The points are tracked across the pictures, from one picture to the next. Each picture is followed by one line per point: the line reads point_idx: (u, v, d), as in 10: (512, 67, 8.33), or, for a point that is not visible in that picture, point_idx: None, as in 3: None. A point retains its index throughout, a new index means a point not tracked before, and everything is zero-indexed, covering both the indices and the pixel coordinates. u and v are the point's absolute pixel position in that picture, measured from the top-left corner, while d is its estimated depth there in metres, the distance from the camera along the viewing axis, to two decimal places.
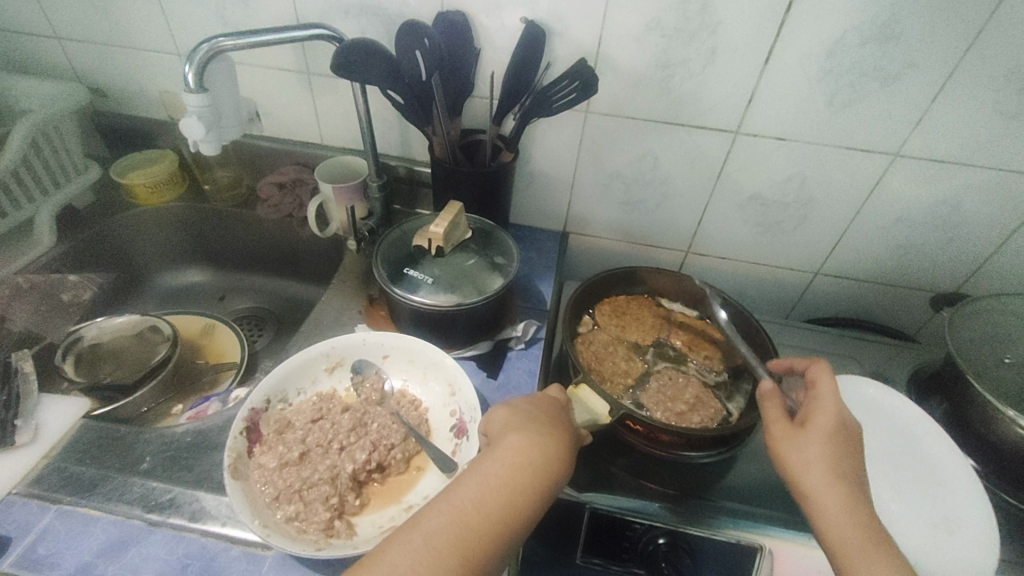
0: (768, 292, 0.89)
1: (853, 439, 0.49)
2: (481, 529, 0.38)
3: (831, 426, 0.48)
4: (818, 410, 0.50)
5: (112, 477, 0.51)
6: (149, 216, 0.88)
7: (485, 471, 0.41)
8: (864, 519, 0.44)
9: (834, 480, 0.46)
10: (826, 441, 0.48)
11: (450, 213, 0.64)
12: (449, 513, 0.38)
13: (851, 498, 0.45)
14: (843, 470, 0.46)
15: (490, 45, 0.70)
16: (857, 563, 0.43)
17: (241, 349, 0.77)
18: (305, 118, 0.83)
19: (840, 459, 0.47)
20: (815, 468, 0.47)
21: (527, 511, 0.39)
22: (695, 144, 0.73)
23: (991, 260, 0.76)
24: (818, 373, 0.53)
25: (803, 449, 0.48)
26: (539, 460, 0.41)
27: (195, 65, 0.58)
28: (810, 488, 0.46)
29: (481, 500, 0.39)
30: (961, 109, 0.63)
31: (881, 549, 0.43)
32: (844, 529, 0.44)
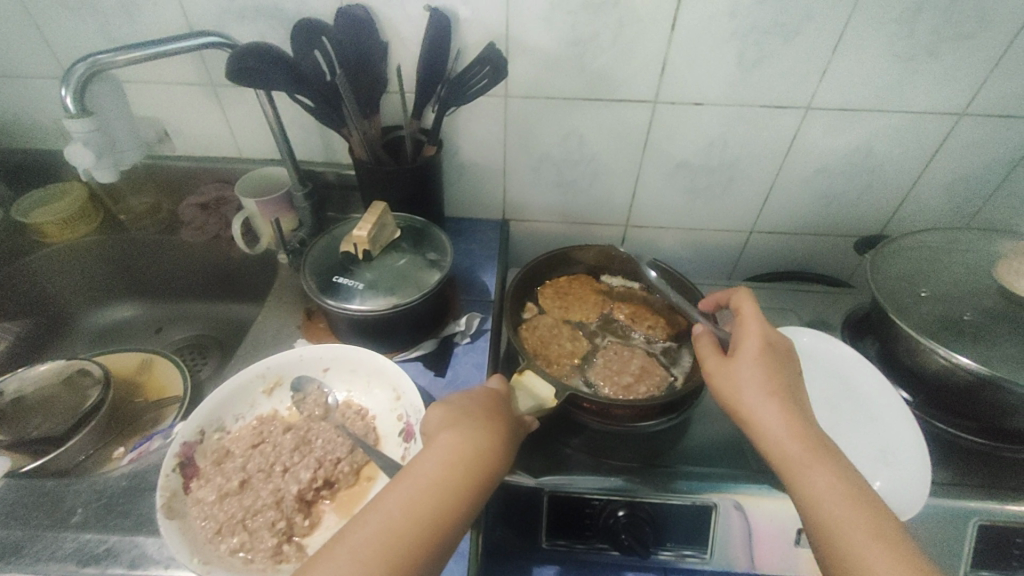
0: (710, 256, 0.91)
1: (781, 356, 0.50)
2: (412, 535, 0.38)
3: (757, 346, 0.50)
4: (745, 334, 0.51)
5: (40, 536, 0.48)
6: (63, 253, 0.82)
7: (414, 474, 0.41)
8: (802, 431, 0.46)
9: (769, 398, 0.47)
10: (755, 361, 0.49)
11: (374, 215, 0.63)
12: (378, 522, 0.37)
13: (787, 413, 0.46)
14: (776, 387, 0.48)
15: (397, 37, 0.68)
16: (803, 474, 0.44)
17: (182, 382, 0.73)
18: (218, 132, 0.79)
19: (771, 378, 0.48)
20: (749, 391, 0.48)
21: (460, 507, 0.40)
22: (617, 117, 0.73)
23: (907, 199, 0.79)
24: (741, 298, 0.54)
25: (736, 375, 0.49)
26: (470, 453, 0.42)
27: (71, 87, 0.55)
28: (749, 411, 0.47)
29: (408, 503, 0.39)
30: (861, 58, 0.65)
31: (822, 457, 0.44)
32: (786, 443, 0.45)
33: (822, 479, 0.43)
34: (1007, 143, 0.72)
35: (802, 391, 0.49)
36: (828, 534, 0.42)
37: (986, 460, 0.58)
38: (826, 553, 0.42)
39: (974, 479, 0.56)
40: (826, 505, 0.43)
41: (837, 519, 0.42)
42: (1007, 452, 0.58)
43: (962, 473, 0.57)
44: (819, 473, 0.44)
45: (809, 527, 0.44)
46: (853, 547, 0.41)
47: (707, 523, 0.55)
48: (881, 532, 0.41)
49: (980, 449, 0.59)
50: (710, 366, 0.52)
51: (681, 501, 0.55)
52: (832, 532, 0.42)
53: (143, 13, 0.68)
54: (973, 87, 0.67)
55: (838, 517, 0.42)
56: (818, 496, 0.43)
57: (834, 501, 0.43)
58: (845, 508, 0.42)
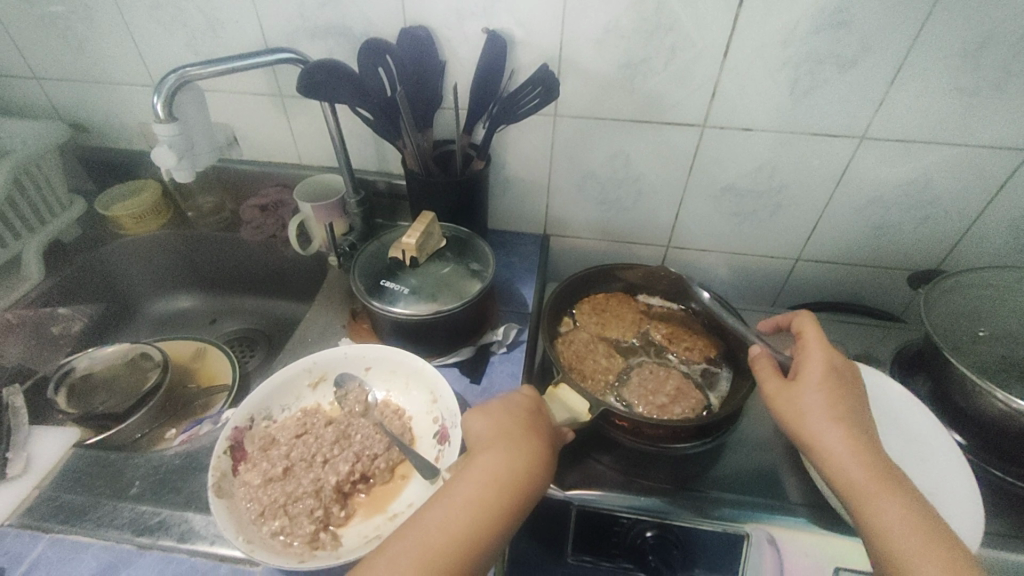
0: (752, 281, 0.89)
1: (846, 383, 0.50)
2: (448, 550, 0.39)
3: (822, 371, 0.50)
4: (809, 359, 0.51)
5: (102, 504, 0.52)
6: (136, 245, 0.89)
7: (455, 492, 0.43)
8: (869, 460, 0.45)
9: (834, 425, 0.47)
10: (820, 387, 0.49)
11: (422, 223, 0.65)
12: (417, 535, 0.40)
13: (853, 440, 0.46)
14: (841, 413, 0.48)
15: (454, 57, 0.71)
16: (871, 502, 0.43)
17: (231, 371, 0.77)
18: (282, 140, 0.85)
19: (836, 405, 0.48)
20: (813, 416, 0.48)
21: (496, 526, 0.41)
22: (664, 139, 0.74)
23: (967, 234, 0.76)
24: (803, 323, 0.55)
25: (800, 400, 0.49)
26: (505, 473, 0.43)
27: (163, 95, 0.61)
28: (814, 436, 0.47)
29: (444, 519, 0.41)
30: (921, 89, 0.64)
31: (889, 487, 0.44)
32: (852, 471, 0.45)
33: (890, 510, 0.43)
34: None
35: (867, 420, 0.48)
36: (897, 565, 0.41)
37: None
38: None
39: None
40: (895, 535, 0.42)
41: (907, 550, 0.41)
42: None
43: (1020, 526, 0.53)
44: (888, 504, 0.43)
45: (877, 558, 0.43)
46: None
47: (737, 554, 0.54)
48: (954, 568, 0.40)
49: None
50: (772, 390, 0.51)
51: (713, 528, 0.54)
52: (901, 564, 0.41)
53: (226, 31, 0.74)
54: None
55: (908, 548, 0.41)
56: (887, 527, 0.42)
57: (904, 532, 0.42)
58: (916, 541, 0.41)
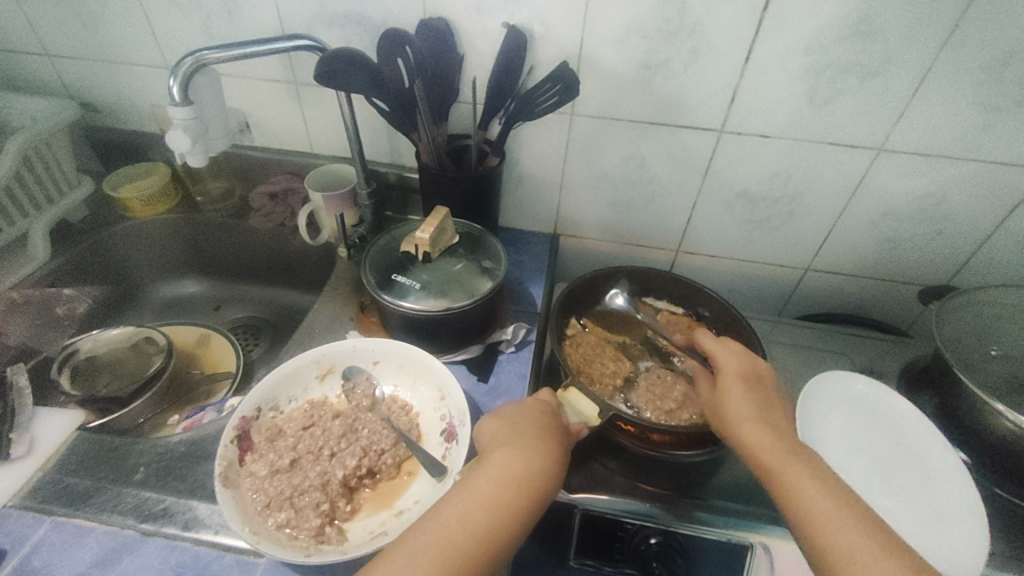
0: (760, 289, 0.89)
1: (757, 380, 0.55)
2: (463, 548, 0.39)
3: (734, 368, 0.56)
4: (723, 362, 0.57)
5: (106, 488, 0.52)
6: (143, 229, 0.88)
7: (472, 489, 0.42)
8: (779, 440, 0.49)
9: (746, 413, 0.51)
10: (737, 383, 0.54)
11: (436, 218, 0.65)
12: (434, 532, 0.40)
13: (764, 424, 0.50)
14: (755, 404, 0.52)
15: (473, 51, 0.71)
16: (781, 472, 0.46)
17: (235, 358, 0.77)
18: (294, 127, 0.84)
19: (748, 395, 0.53)
20: (732, 408, 0.52)
21: (512, 526, 0.41)
22: (681, 143, 0.73)
23: (979, 251, 0.76)
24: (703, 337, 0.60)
25: (721, 398, 0.54)
26: (523, 472, 0.43)
27: (179, 79, 0.60)
28: (734, 426, 0.51)
29: (462, 517, 0.40)
30: (943, 102, 0.63)
31: (795, 458, 0.47)
32: (762, 448, 0.48)
33: (799, 477, 0.45)
34: None
35: (778, 410, 0.53)
36: (812, 529, 0.43)
37: None
38: (812, 549, 0.43)
39: None
40: (807, 503, 0.44)
41: (817, 511, 0.43)
42: None
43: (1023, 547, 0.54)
44: (803, 476, 0.46)
45: (795, 526, 0.44)
46: (835, 537, 0.42)
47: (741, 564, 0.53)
48: (863, 524, 0.42)
49: None
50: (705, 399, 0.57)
51: (717, 537, 0.53)
52: (813, 525, 0.43)
53: (242, 14, 0.73)
54: None
55: (816, 509, 0.43)
56: (804, 496, 0.44)
57: (817, 495, 0.44)
58: (823, 501, 0.44)
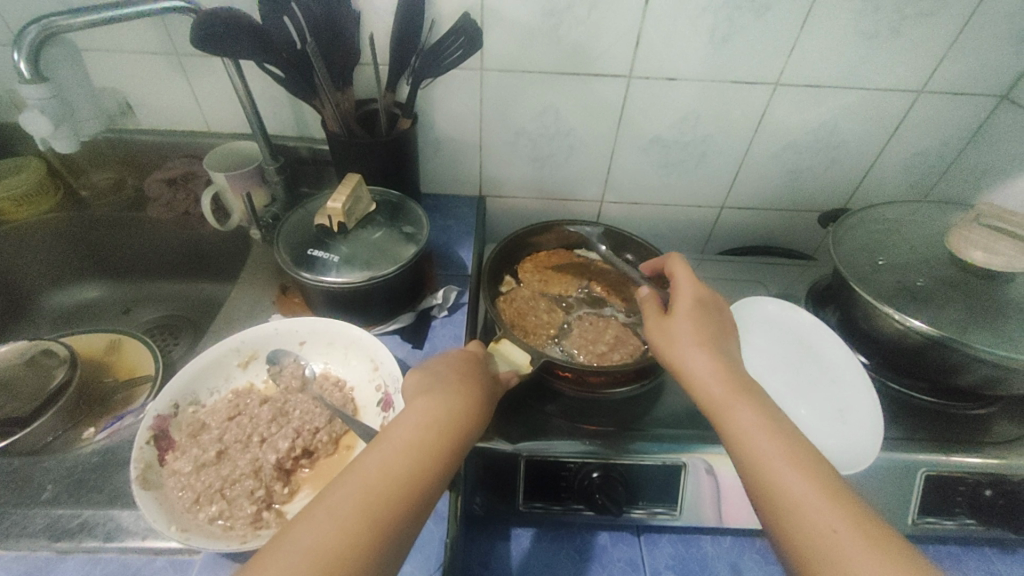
0: (682, 231, 0.93)
1: (711, 310, 0.54)
2: (389, 494, 0.39)
3: (689, 302, 0.54)
4: (679, 292, 0.55)
5: (10, 513, 0.48)
6: (21, 233, 0.78)
7: (394, 436, 0.42)
8: (725, 374, 0.48)
9: (697, 345, 0.50)
10: (689, 315, 0.53)
11: (348, 186, 0.62)
12: (357, 483, 0.39)
13: (713, 357, 0.49)
14: (705, 336, 0.51)
15: (368, 5, 0.67)
16: (725, 411, 0.46)
17: (154, 361, 0.71)
18: (183, 104, 0.77)
19: (700, 327, 0.52)
20: (680, 341, 0.51)
21: (436, 465, 0.41)
22: (593, 91, 0.73)
23: (868, 175, 0.82)
24: (673, 264, 0.59)
25: (672, 328, 0.53)
26: (443, 414, 0.44)
27: (24, 50, 0.53)
28: (680, 358, 0.50)
29: (386, 464, 0.40)
30: (826, 35, 0.67)
31: (744, 396, 0.46)
32: (710, 382, 0.48)
33: (744, 416, 0.45)
34: (961, 119, 0.75)
35: (730, 341, 0.52)
36: (755, 467, 0.43)
37: (933, 417, 0.61)
38: (753, 487, 0.43)
39: (927, 433, 0.59)
40: (749, 440, 0.44)
41: (762, 450, 0.43)
42: (957, 410, 0.62)
43: (914, 430, 0.60)
44: (747, 413, 0.45)
45: (739, 462, 0.44)
46: (776, 476, 0.41)
47: (676, 481, 0.58)
48: (804, 462, 0.42)
49: (928, 407, 0.62)
50: (651, 323, 0.55)
51: (652, 463, 0.57)
52: (756, 463, 0.43)
53: None
54: (930, 63, 0.69)
55: (762, 449, 0.43)
56: (745, 433, 0.44)
57: (758, 433, 0.44)
58: (767, 441, 0.43)
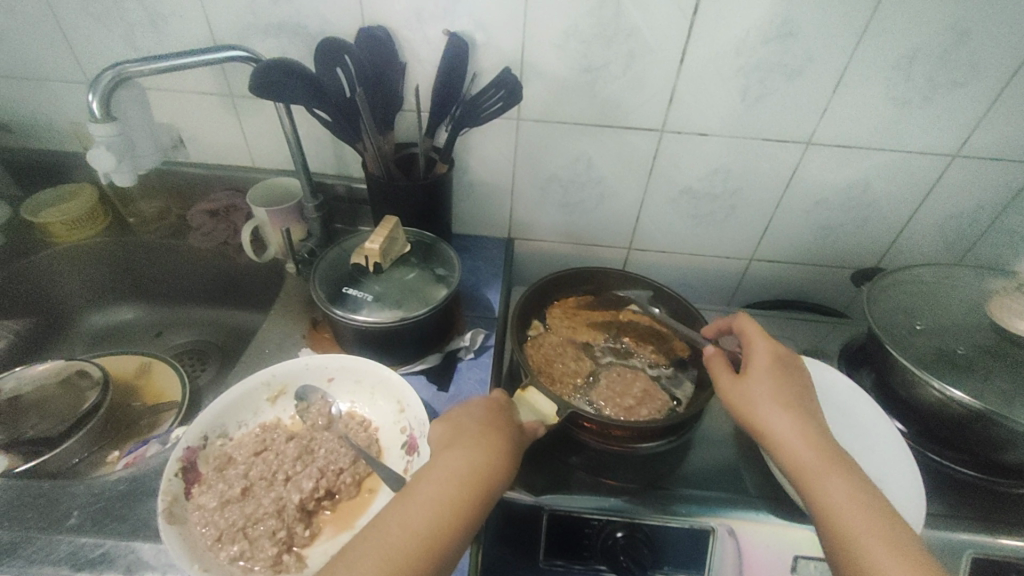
0: (710, 281, 0.93)
1: (789, 371, 0.54)
2: (411, 550, 0.39)
3: (768, 363, 0.54)
4: (756, 352, 0.55)
5: (35, 538, 0.48)
6: (70, 256, 0.82)
7: (417, 491, 0.42)
8: (811, 439, 0.49)
9: (782, 410, 0.50)
10: (770, 377, 0.53)
11: (386, 228, 0.64)
12: (380, 540, 0.39)
13: (797, 423, 0.50)
14: (787, 399, 0.51)
15: (414, 57, 0.70)
16: (817, 482, 0.46)
17: (180, 387, 0.71)
18: (232, 141, 0.81)
19: (781, 390, 0.52)
20: (763, 403, 0.51)
21: (456, 521, 0.41)
22: (626, 143, 0.75)
23: (902, 234, 0.82)
24: (743, 322, 0.59)
25: (751, 389, 0.53)
26: (466, 467, 0.44)
27: (99, 92, 0.57)
28: (763, 422, 0.50)
29: (406, 518, 0.40)
30: (859, 99, 0.68)
31: (834, 465, 0.47)
32: (798, 450, 0.48)
33: (835, 488, 0.45)
34: (996, 184, 0.75)
35: (811, 405, 0.52)
36: (847, 544, 0.43)
37: (978, 493, 0.58)
38: (845, 566, 0.43)
39: (969, 511, 0.57)
40: (841, 513, 0.44)
41: (854, 528, 0.43)
42: (1003, 488, 0.58)
43: (957, 506, 0.57)
44: (836, 484, 0.46)
45: (827, 535, 0.45)
46: (870, 556, 0.42)
47: (704, 547, 0.55)
48: (897, 541, 0.42)
49: (971, 481, 0.59)
50: (724, 384, 0.55)
51: (680, 524, 0.55)
52: (849, 540, 0.43)
53: (169, 25, 0.70)
54: (965, 129, 0.70)
55: (853, 525, 0.44)
56: (836, 505, 0.45)
57: (850, 507, 0.44)
58: (859, 516, 0.44)
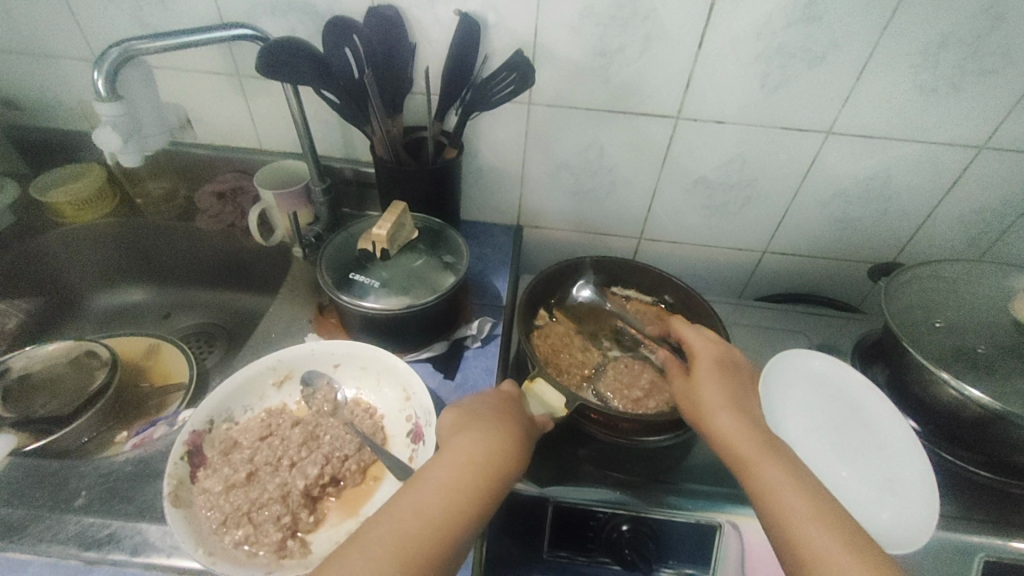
0: (722, 273, 0.91)
1: (730, 365, 0.55)
2: (425, 538, 0.38)
3: (710, 356, 0.55)
4: (699, 348, 0.57)
5: (43, 517, 0.48)
6: (79, 236, 0.82)
7: (429, 477, 0.42)
8: (749, 428, 0.49)
9: (721, 401, 0.51)
10: (712, 370, 0.54)
11: (394, 214, 0.62)
12: (393, 526, 0.39)
13: (736, 413, 0.50)
14: (727, 392, 0.52)
15: (424, 38, 0.68)
16: (755, 467, 0.46)
17: (188, 368, 0.71)
18: (240, 123, 0.80)
19: (721, 382, 0.53)
20: (704, 395, 0.52)
21: (470, 510, 0.41)
22: (639, 131, 0.73)
23: (923, 228, 0.79)
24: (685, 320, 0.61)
25: (694, 382, 0.54)
26: (479, 456, 0.43)
27: (104, 70, 0.56)
28: (704, 414, 0.51)
29: (421, 506, 0.40)
30: (885, 87, 0.65)
31: (770, 452, 0.47)
32: (737, 438, 0.49)
33: (772, 472, 0.46)
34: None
35: (750, 398, 0.53)
36: (784, 527, 0.43)
37: (991, 495, 0.57)
38: (785, 549, 0.43)
39: (979, 513, 0.55)
40: (777, 497, 0.44)
41: (791, 509, 0.43)
42: (1018, 490, 0.57)
43: (971, 508, 0.56)
44: (774, 469, 0.46)
45: (766, 520, 0.45)
46: (806, 536, 0.42)
47: (709, 544, 0.55)
48: (833, 522, 0.42)
49: (984, 483, 0.58)
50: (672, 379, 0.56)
51: (686, 519, 0.54)
52: (786, 523, 0.43)
53: (176, 2, 0.68)
54: (996, 120, 0.67)
55: (789, 506, 0.44)
56: (774, 490, 0.45)
57: (785, 490, 0.45)
58: (796, 498, 0.44)
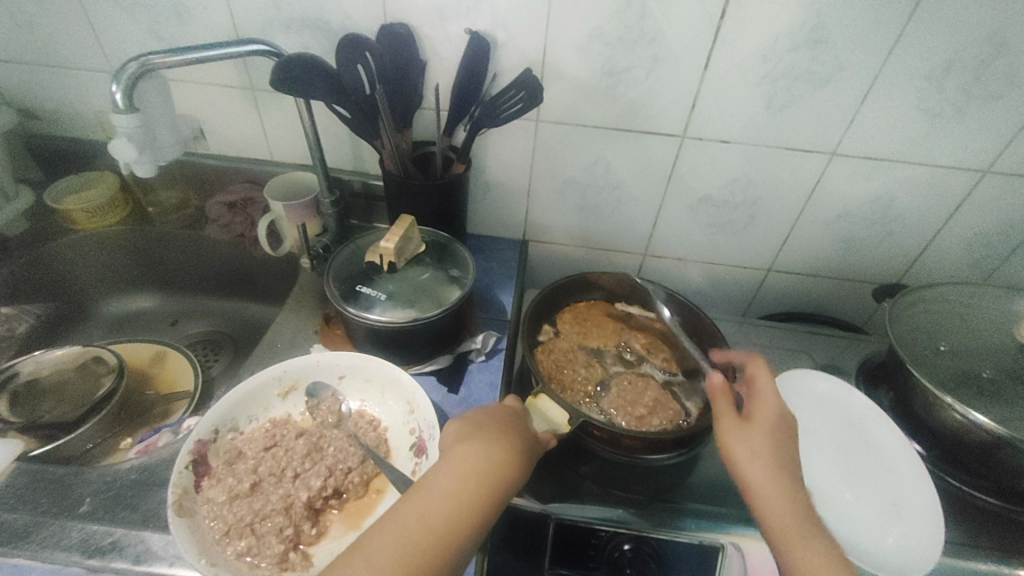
0: (725, 291, 0.91)
1: (790, 428, 0.50)
2: (428, 546, 0.39)
3: (773, 416, 0.50)
4: (762, 405, 0.51)
5: (47, 524, 0.48)
6: (91, 242, 0.83)
7: (432, 485, 0.42)
8: (795, 504, 0.46)
9: (773, 468, 0.47)
10: (773, 434, 0.49)
11: (402, 228, 0.63)
12: (396, 533, 0.39)
13: (785, 484, 0.47)
14: (783, 459, 0.48)
15: (435, 55, 0.70)
16: (793, 545, 0.44)
17: (193, 377, 0.71)
18: (252, 135, 0.81)
19: (779, 450, 0.49)
20: (758, 458, 0.48)
21: (472, 518, 0.41)
22: (645, 149, 0.74)
23: (927, 250, 0.80)
24: (755, 368, 0.55)
25: (749, 441, 0.49)
26: (482, 466, 0.43)
27: (123, 84, 0.58)
28: (753, 477, 0.47)
29: (424, 514, 0.40)
30: (889, 110, 0.66)
31: (812, 534, 0.45)
32: (780, 512, 0.46)
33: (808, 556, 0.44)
34: None
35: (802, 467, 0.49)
36: None
37: (996, 521, 0.57)
38: None
39: (985, 540, 0.55)
40: None
41: None
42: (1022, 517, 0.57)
43: (976, 534, 0.56)
44: (811, 551, 0.44)
45: None
46: None
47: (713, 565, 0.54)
48: None
49: (990, 508, 0.58)
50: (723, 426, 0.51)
51: (688, 539, 0.54)
52: None
53: (194, 18, 0.70)
54: (999, 144, 0.67)
55: None
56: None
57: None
58: None
